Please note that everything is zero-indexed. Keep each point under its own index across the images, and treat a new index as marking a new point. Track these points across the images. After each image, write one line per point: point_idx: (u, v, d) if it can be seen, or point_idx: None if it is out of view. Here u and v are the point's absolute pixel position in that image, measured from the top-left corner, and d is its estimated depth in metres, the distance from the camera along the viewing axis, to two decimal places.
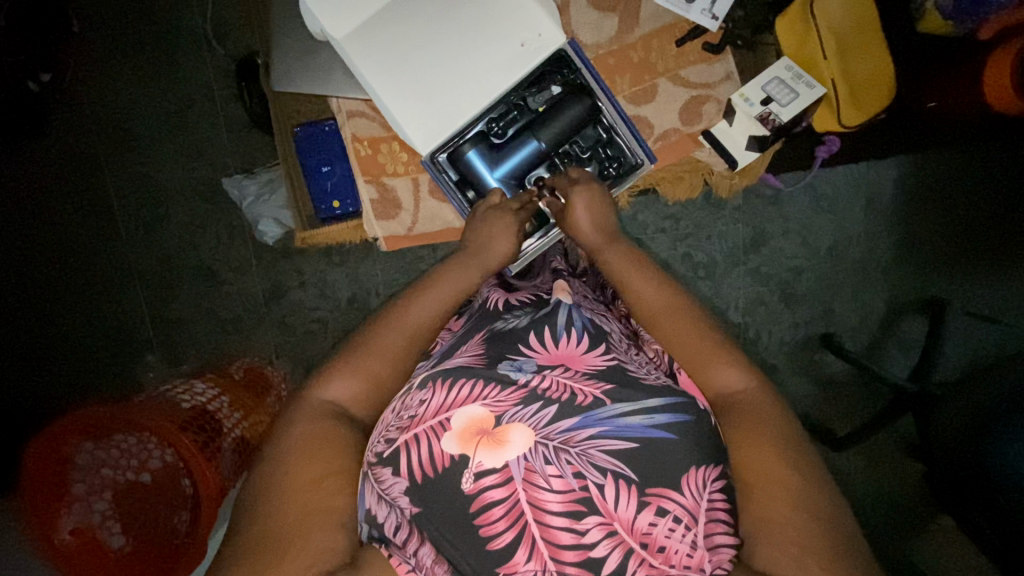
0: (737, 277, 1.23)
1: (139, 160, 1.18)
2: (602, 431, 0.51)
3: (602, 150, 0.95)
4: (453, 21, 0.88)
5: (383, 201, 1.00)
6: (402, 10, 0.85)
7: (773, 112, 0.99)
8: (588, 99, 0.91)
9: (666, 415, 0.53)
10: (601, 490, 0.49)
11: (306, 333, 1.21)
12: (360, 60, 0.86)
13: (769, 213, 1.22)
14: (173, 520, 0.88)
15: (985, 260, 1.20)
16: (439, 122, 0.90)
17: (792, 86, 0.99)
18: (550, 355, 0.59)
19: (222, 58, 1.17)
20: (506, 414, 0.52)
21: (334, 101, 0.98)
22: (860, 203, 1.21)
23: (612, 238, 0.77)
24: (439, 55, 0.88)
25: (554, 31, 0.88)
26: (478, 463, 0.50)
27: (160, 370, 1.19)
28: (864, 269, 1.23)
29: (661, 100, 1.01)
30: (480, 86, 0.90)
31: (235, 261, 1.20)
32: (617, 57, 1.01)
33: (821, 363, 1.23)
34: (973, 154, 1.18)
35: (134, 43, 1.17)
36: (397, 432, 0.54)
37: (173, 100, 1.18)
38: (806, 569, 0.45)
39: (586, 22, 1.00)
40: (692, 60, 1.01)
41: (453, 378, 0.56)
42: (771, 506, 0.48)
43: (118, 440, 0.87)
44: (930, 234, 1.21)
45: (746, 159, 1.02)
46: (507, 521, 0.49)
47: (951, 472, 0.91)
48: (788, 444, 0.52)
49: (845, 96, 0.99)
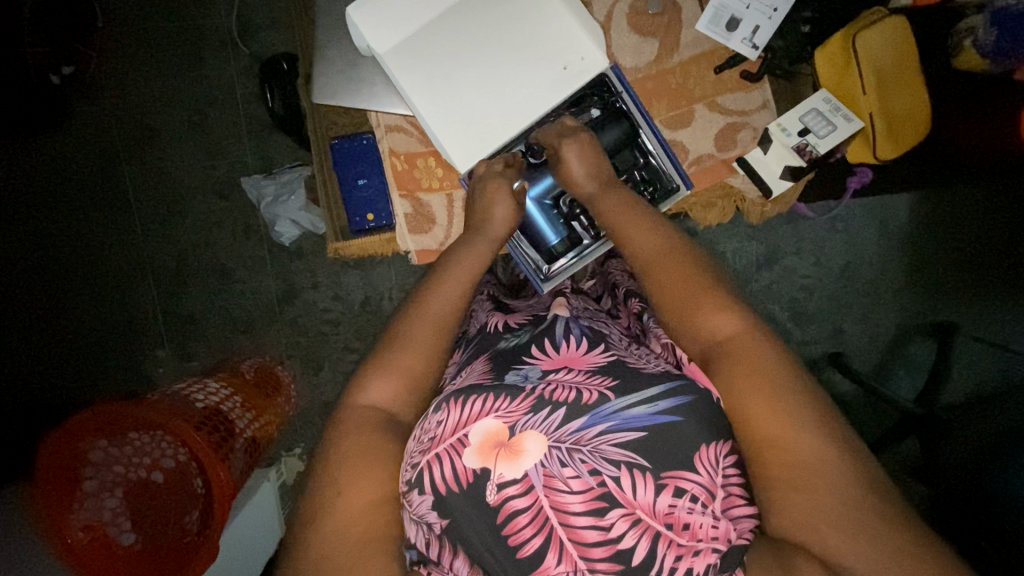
0: (749, 293, 1.24)
1: (158, 156, 1.18)
2: (610, 426, 0.51)
3: (637, 173, 0.90)
4: (497, 42, 0.89)
5: (416, 215, 1.00)
6: (448, 27, 0.87)
7: (810, 144, 0.99)
8: (626, 122, 0.88)
9: (668, 401, 0.52)
10: (618, 482, 0.49)
11: (318, 335, 1.21)
12: (403, 76, 0.87)
13: (783, 232, 1.23)
14: (184, 520, 0.88)
15: (995, 288, 1.21)
16: (478, 142, 0.91)
17: (830, 119, 0.99)
18: (553, 360, 0.59)
19: (247, 59, 1.17)
20: (519, 423, 0.51)
21: (373, 115, 0.99)
22: (875, 225, 1.22)
23: (606, 185, 0.77)
24: (482, 76, 0.89)
25: (597, 55, 0.89)
26: (499, 475, 0.49)
27: (172, 366, 1.18)
28: (875, 291, 1.24)
29: (696, 125, 1.03)
30: (521, 109, 0.91)
31: (250, 260, 1.20)
32: (656, 82, 1.03)
33: (827, 382, 1.24)
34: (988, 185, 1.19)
35: (159, 40, 1.17)
36: (419, 455, 0.52)
37: (195, 97, 1.18)
38: (818, 534, 0.46)
39: (626, 46, 1.01)
40: (728, 87, 1.03)
41: (465, 395, 0.54)
42: (782, 474, 0.48)
43: (133, 438, 0.87)
44: (942, 260, 1.22)
45: (780, 188, 1.03)
46: (533, 527, 0.49)
47: (958, 497, 0.92)
48: (796, 393, 0.50)
49: (882, 131, 0.98)
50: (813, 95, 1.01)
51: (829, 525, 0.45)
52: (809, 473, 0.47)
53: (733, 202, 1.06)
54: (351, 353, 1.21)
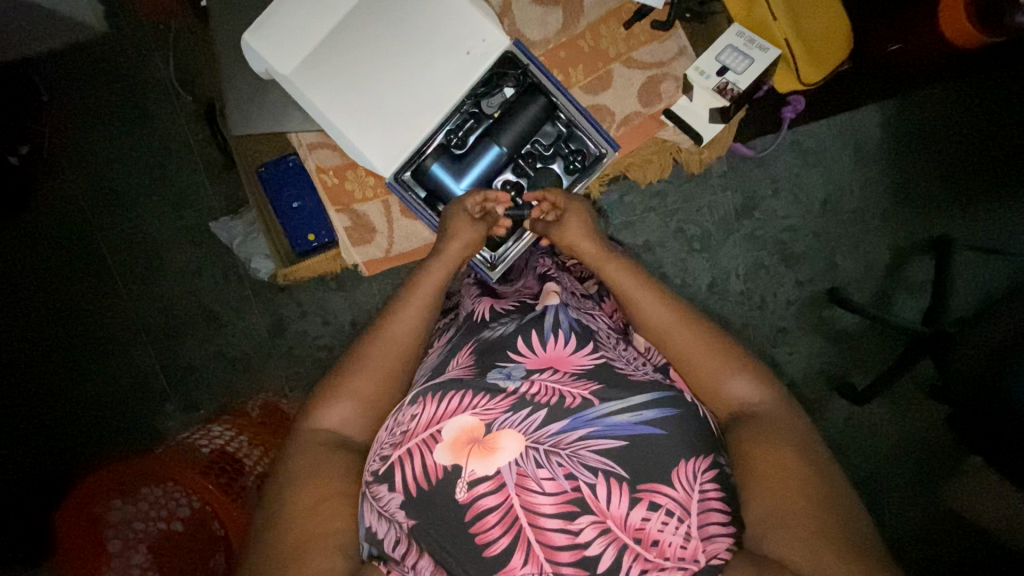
0: (733, 245, 1.22)
1: (128, 217, 1.20)
2: (592, 431, 0.51)
3: (564, 145, 0.94)
4: (396, 38, 0.86)
5: (357, 227, 1.02)
6: (346, 33, 0.83)
7: (730, 83, 0.96)
8: (542, 96, 0.90)
9: (653, 410, 0.52)
10: (593, 489, 0.48)
11: (315, 362, 1.22)
12: (310, 94, 0.86)
13: (754, 176, 1.20)
14: (210, 563, 0.89)
15: (981, 191, 1.18)
16: (396, 143, 0.90)
17: (747, 52, 0.96)
18: (538, 359, 0.58)
19: (192, 105, 1.19)
20: (496, 421, 0.51)
21: (292, 136, 0.99)
22: (847, 152, 1.20)
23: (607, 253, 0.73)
24: (387, 78, 0.88)
25: (496, 34, 0.87)
26: (471, 471, 0.49)
27: (177, 418, 1.20)
28: (860, 218, 1.21)
29: (617, 86, 1.02)
30: (432, 102, 0.89)
31: (235, 301, 1.21)
32: (568, 49, 1.01)
33: (831, 318, 1.21)
34: (946, 91, 1.17)
35: (104, 102, 1.18)
36: (390, 448, 0.53)
37: (151, 152, 1.19)
38: (817, 553, 0.43)
39: (530, 19, 1.00)
40: (642, 40, 1.01)
41: (443, 391, 0.55)
42: (778, 493, 0.47)
43: (144, 493, 0.87)
44: (921, 174, 1.19)
45: (711, 133, 1.02)
46: (502, 527, 0.48)
47: (977, 411, 0.89)
48: (795, 442, 0.51)
49: (802, 55, 0.97)
50: (728, 30, 0.98)
51: (832, 550, 0.43)
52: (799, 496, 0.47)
53: (669, 156, 1.06)
54: None
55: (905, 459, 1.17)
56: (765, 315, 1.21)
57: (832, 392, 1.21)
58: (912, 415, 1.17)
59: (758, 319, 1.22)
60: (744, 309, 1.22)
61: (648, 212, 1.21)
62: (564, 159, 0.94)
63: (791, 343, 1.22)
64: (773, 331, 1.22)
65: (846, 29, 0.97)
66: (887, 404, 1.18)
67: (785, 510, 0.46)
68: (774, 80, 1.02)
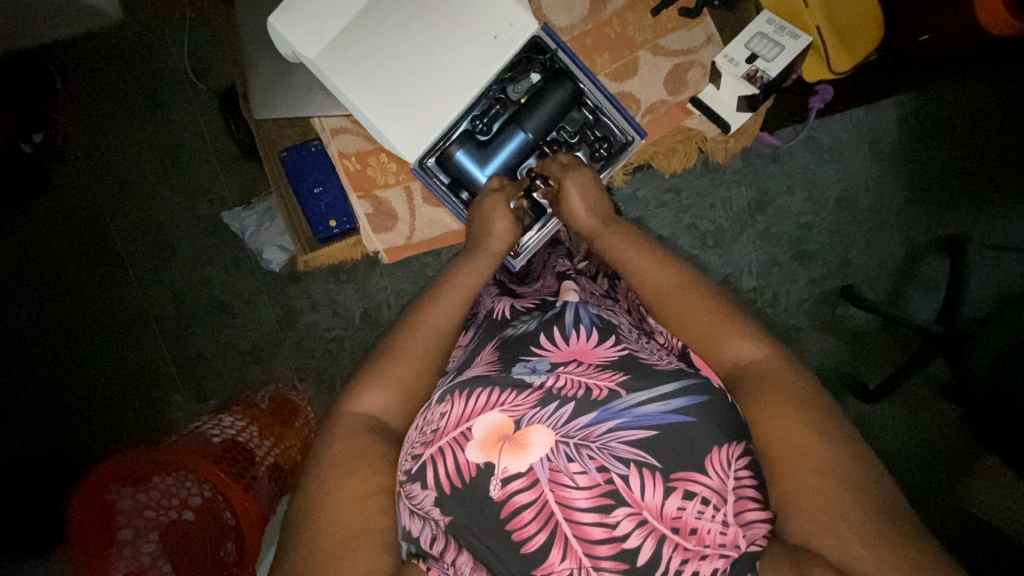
0: (747, 241, 1.21)
1: (140, 207, 1.20)
2: (621, 423, 0.50)
3: (590, 133, 0.93)
4: (422, 23, 0.86)
5: (379, 214, 1.02)
6: (372, 17, 0.84)
7: (759, 70, 0.95)
8: (569, 82, 0.90)
9: (682, 399, 0.51)
10: (627, 481, 0.48)
11: (325, 354, 1.21)
12: (334, 77, 0.85)
13: (770, 171, 1.20)
14: (220, 552, 0.86)
15: (998, 190, 1.17)
16: (421, 127, 0.88)
17: (777, 40, 0.95)
18: (563, 353, 0.57)
19: (205, 94, 1.18)
20: (525, 417, 0.51)
21: (315, 120, 1.00)
22: (864, 148, 1.19)
23: (607, 224, 0.73)
24: (412, 61, 0.87)
25: (524, 18, 0.86)
26: (503, 469, 0.49)
27: (188, 408, 1.19)
28: (876, 216, 1.20)
29: (643, 73, 1.02)
30: (458, 86, 0.88)
31: (247, 291, 1.21)
32: (593, 36, 1.01)
33: (844, 316, 1.20)
34: (964, 86, 1.16)
35: (118, 90, 1.18)
36: (421, 447, 0.52)
37: (164, 141, 1.19)
38: (841, 537, 0.43)
39: (557, 3, 1.00)
40: (669, 28, 1.01)
41: (470, 388, 0.54)
42: (793, 472, 0.46)
43: (156, 482, 0.87)
44: (937, 171, 1.18)
45: (738, 122, 1.02)
46: (538, 522, 0.48)
47: (992, 410, 0.89)
48: (809, 410, 0.49)
49: (834, 42, 0.97)
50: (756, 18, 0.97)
51: (854, 531, 0.43)
52: (834, 477, 0.45)
53: (694, 145, 1.06)
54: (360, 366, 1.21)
55: (915, 457, 1.16)
56: (777, 312, 1.21)
57: (843, 390, 1.20)
58: (923, 414, 1.17)
59: (770, 316, 1.21)
60: (756, 306, 1.21)
61: (662, 207, 1.20)
62: (589, 147, 0.93)
63: (803, 341, 1.21)
64: (784, 328, 1.21)
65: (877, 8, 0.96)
66: (898, 403, 1.17)
67: (807, 493, 0.45)
68: (803, 69, 1.02)
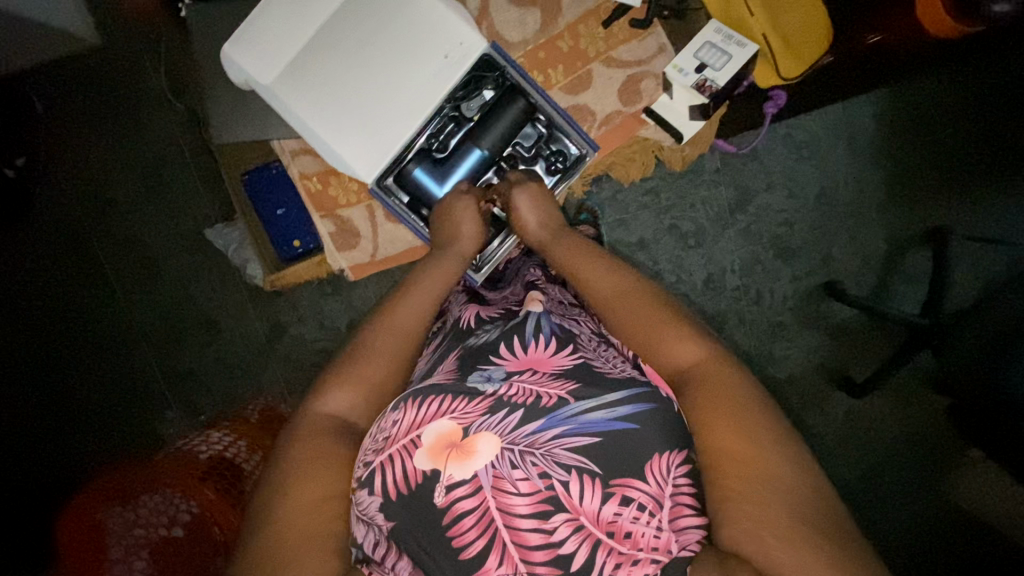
0: (729, 240, 1.21)
1: (125, 225, 1.21)
2: (565, 430, 0.51)
3: (546, 147, 0.95)
4: (374, 45, 0.87)
5: (341, 232, 1.06)
6: (324, 42, 0.85)
7: (708, 79, 1.00)
8: (521, 98, 0.90)
9: (628, 406, 0.52)
10: (567, 487, 0.48)
11: (313, 366, 1.22)
12: (288, 101, 0.87)
13: (749, 170, 1.20)
14: (211, 568, 0.82)
15: (980, 182, 1.17)
16: (375, 149, 0.90)
17: (725, 49, 1.00)
18: (518, 362, 0.58)
19: (187, 112, 1.20)
20: (473, 425, 0.51)
21: (273, 143, 1.04)
22: (842, 144, 1.19)
23: (559, 231, 0.77)
24: (365, 83, 0.88)
25: (472, 36, 0.87)
26: (448, 476, 0.49)
27: (180, 424, 1.20)
28: (856, 211, 1.20)
29: (598, 84, 1.07)
30: (411, 105, 0.90)
31: (233, 306, 1.22)
32: (546, 49, 1.06)
33: (829, 312, 1.20)
34: (942, 81, 1.17)
35: (103, 111, 1.19)
36: (373, 453, 0.52)
37: (147, 160, 1.20)
38: (763, 542, 0.43)
39: (506, 19, 1.04)
40: (621, 39, 1.06)
41: (423, 395, 0.54)
42: (724, 478, 0.47)
43: (144, 500, 0.88)
44: (916, 164, 1.18)
45: (690, 130, 1.07)
46: (477, 529, 0.48)
47: (974, 403, 0.89)
48: (752, 415, 0.49)
49: (781, 50, 0.99)
50: (706, 27, 1.02)
51: (774, 536, 0.43)
52: (760, 483, 0.46)
53: (651, 154, 1.12)
54: None
55: (907, 451, 1.16)
56: (761, 310, 1.21)
57: (832, 386, 1.20)
58: (915, 407, 1.17)
59: (755, 314, 1.21)
60: (740, 305, 1.21)
61: (642, 209, 1.20)
62: (545, 161, 0.94)
63: (790, 337, 1.21)
64: (770, 325, 1.21)
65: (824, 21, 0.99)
66: (888, 397, 1.17)
67: (736, 499, 0.45)
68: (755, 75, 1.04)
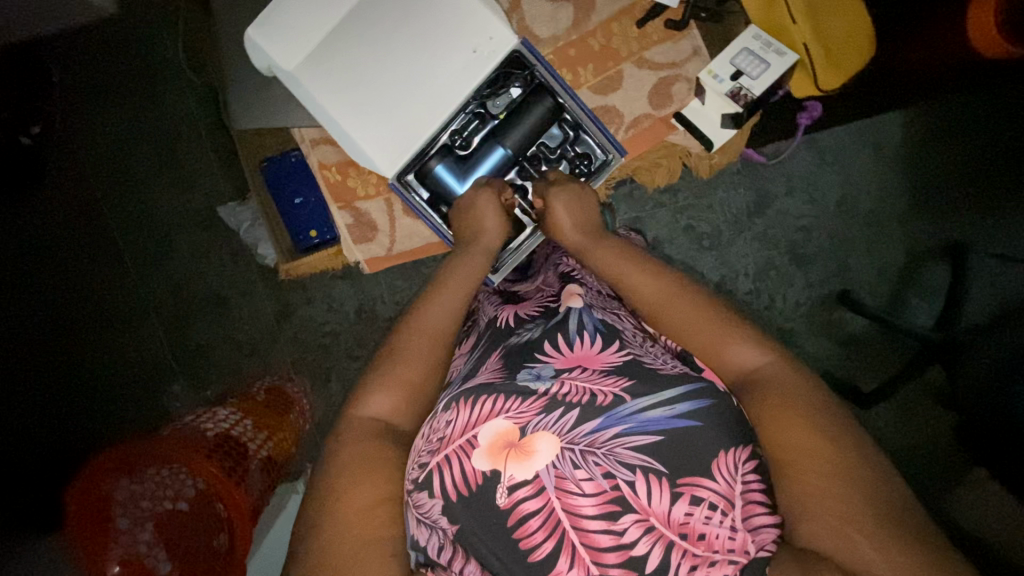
0: (745, 243, 1.19)
1: (138, 197, 1.20)
2: (627, 428, 0.49)
3: (570, 149, 0.95)
4: (403, 35, 0.84)
5: (359, 225, 1.07)
6: (351, 28, 0.83)
7: (744, 87, 1.00)
8: (548, 98, 0.90)
9: (686, 404, 0.50)
10: (633, 487, 0.47)
11: (321, 347, 1.23)
12: (313, 89, 0.85)
13: (771, 174, 1.18)
14: (213, 542, 0.85)
15: (1007, 197, 1.14)
16: (400, 145, 0.89)
17: (763, 58, 1.00)
18: (566, 359, 0.56)
19: (203, 88, 1.19)
20: (530, 424, 0.50)
21: (295, 131, 1.05)
22: (869, 151, 1.17)
23: (599, 237, 0.73)
24: (392, 74, 0.86)
25: (503, 32, 0.85)
26: (509, 477, 0.48)
27: (187, 398, 1.21)
28: (877, 220, 1.18)
29: (627, 87, 1.06)
30: (439, 100, 0.88)
31: (242, 284, 1.22)
32: (578, 48, 1.06)
33: (841, 321, 1.19)
34: (975, 92, 1.14)
35: (118, 80, 1.19)
36: (428, 455, 0.52)
37: (160, 133, 1.20)
38: (850, 541, 0.41)
39: (540, 15, 1.05)
40: (655, 39, 1.05)
41: (475, 395, 0.53)
42: (802, 479, 0.45)
43: (147, 473, 0.87)
44: (944, 176, 1.16)
45: (722, 138, 1.06)
46: (545, 531, 0.47)
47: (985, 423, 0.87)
48: (813, 413, 0.48)
49: (821, 61, 1.01)
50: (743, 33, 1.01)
51: (863, 535, 0.41)
52: (840, 483, 0.44)
53: (678, 160, 1.10)
54: (355, 361, 1.22)
55: (908, 463, 1.16)
56: (773, 315, 1.19)
57: None
58: (918, 421, 1.16)
59: (766, 320, 1.20)
60: (752, 309, 1.20)
61: (658, 207, 1.19)
62: (569, 162, 0.95)
63: (797, 344, 1.20)
64: (780, 331, 1.20)
65: (867, 32, 1.01)
66: (893, 407, 1.17)
67: (817, 497, 0.44)
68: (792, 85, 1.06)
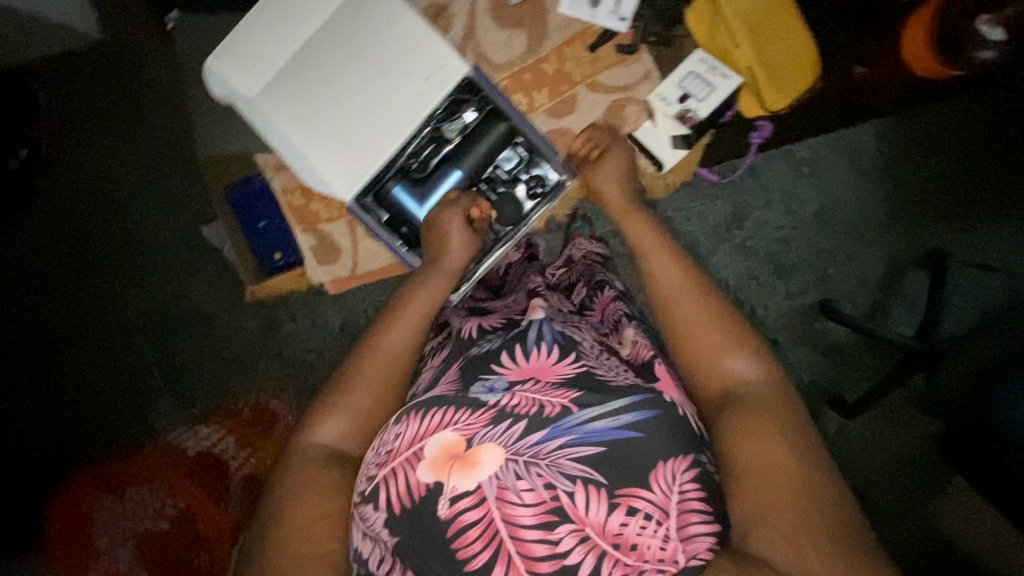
0: (726, 254, 1.20)
1: (123, 218, 1.22)
2: (570, 440, 0.50)
3: (523, 171, 0.98)
4: (358, 63, 0.87)
5: (323, 247, 1.14)
6: (308, 59, 0.86)
7: (690, 110, 1.09)
8: (501, 122, 0.93)
9: (631, 414, 0.52)
10: (572, 498, 0.47)
11: (304, 363, 1.21)
12: (272, 115, 0.87)
13: (748, 185, 1.19)
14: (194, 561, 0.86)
15: (983, 204, 1.15)
16: (358, 167, 0.88)
17: (709, 81, 1.10)
18: (521, 371, 0.57)
19: (185, 110, 1.21)
20: (476, 436, 0.50)
21: (259, 160, 1.13)
22: (843, 162, 1.18)
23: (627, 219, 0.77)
24: (349, 100, 0.88)
25: (454, 59, 0.87)
26: (452, 487, 0.48)
27: (171, 416, 1.20)
28: (855, 230, 1.19)
29: (581, 108, 1.11)
30: (394, 123, 0.89)
31: (227, 301, 1.22)
32: (532, 73, 1.11)
33: (823, 331, 1.19)
34: (942, 103, 1.16)
35: (105, 104, 1.21)
36: (375, 468, 0.52)
37: (146, 154, 1.21)
38: (798, 550, 0.43)
39: (495, 43, 1.11)
40: (607, 64, 1.11)
41: (426, 408, 0.54)
42: (759, 489, 0.47)
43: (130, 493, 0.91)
44: (918, 186, 1.17)
45: (673, 158, 1.12)
46: (482, 541, 0.47)
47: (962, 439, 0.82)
48: (787, 434, 0.51)
49: (766, 82, 1.08)
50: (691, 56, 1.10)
51: (813, 544, 0.43)
52: (797, 496, 0.46)
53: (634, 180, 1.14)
54: None
55: (897, 472, 1.15)
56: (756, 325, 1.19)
57: (824, 406, 1.19)
58: (906, 429, 1.16)
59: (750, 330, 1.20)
60: None
61: None
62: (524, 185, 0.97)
63: (781, 355, 1.20)
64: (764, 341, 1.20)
65: (808, 52, 1.08)
66: (881, 416, 1.17)
67: (773, 507, 0.46)
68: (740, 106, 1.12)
